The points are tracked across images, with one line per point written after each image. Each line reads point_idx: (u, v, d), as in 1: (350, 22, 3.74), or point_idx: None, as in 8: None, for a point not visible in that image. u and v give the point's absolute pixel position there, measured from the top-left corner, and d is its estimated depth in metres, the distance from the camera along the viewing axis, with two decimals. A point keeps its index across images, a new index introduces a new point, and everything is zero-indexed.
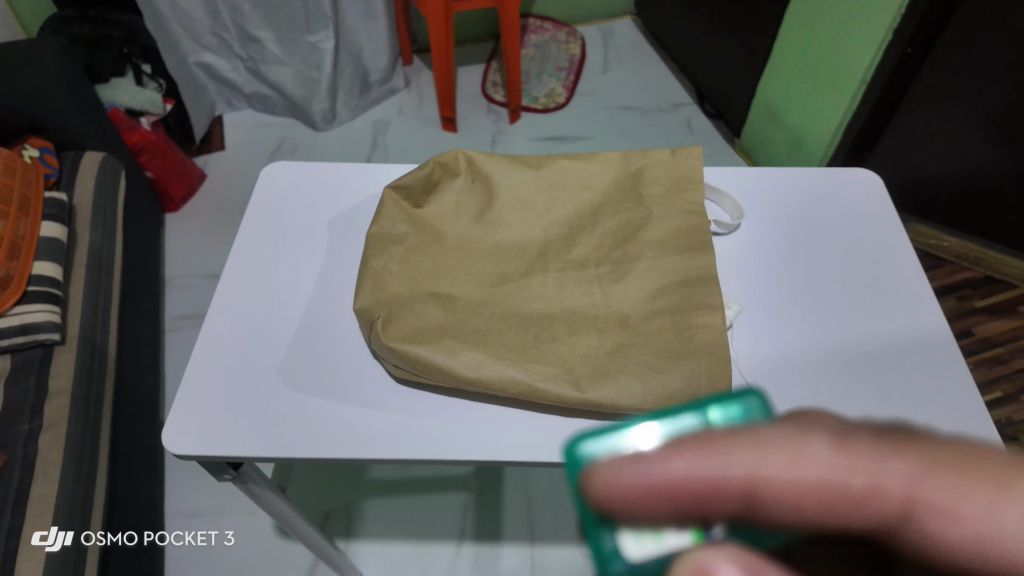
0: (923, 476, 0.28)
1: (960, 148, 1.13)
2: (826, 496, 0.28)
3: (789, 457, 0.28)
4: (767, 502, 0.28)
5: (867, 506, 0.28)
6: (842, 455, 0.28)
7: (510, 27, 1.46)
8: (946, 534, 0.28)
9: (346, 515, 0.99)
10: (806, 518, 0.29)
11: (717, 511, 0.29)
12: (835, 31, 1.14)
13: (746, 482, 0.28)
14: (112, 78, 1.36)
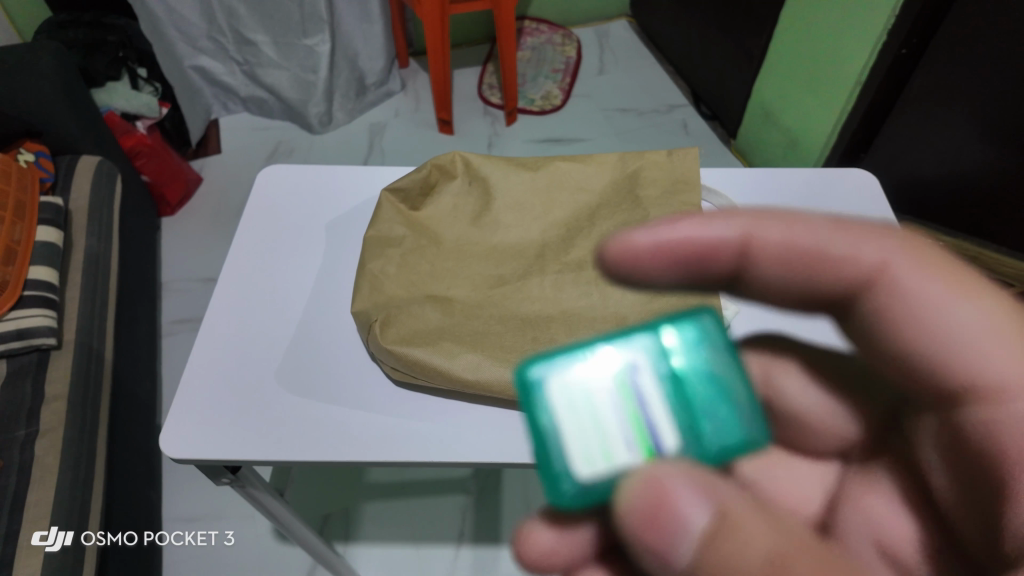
0: (894, 251, 0.35)
1: (954, 147, 1.12)
2: (808, 260, 0.37)
3: (785, 224, 0.37)
4: (759, 263, 0.38)
5: (838, 269, 0.36)
6: (832, 228, 0.37)
7: (506, 29, 1.46)
8: (894, 302, 0.35)
9: (345, 519, 0.98)
10: (787, 274, 0.38)
11: (718, 269, 0.39)
12: (830, 32, 1.14)
13: (745, 242, 0.37)
14: (108, 82, 1.36)
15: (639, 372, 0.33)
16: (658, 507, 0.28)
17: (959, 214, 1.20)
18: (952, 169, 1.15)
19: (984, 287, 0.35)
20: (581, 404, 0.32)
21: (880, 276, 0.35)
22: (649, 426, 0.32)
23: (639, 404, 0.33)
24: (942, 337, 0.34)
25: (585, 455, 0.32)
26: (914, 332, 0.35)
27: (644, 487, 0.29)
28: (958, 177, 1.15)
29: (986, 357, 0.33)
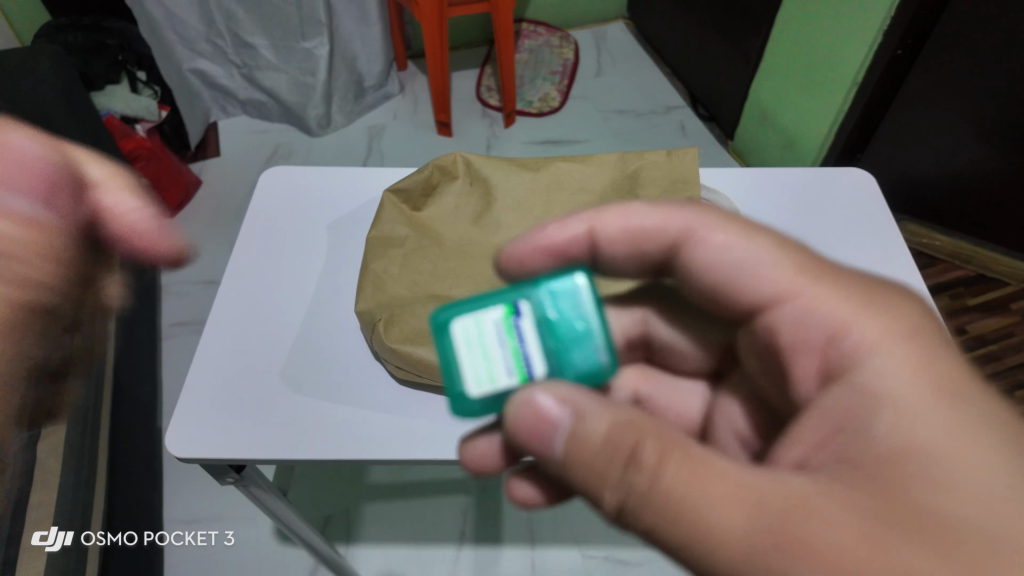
0: (696, 220, 0.44)
1: (951, 149, 1.15)
2: (635, 239, 0.47)
3: (616, 215, 0.47)
4: (605, 247, 0.48)
5: (652, 241, 0.46)
6: (652, 209, 0.46)
7: (504, 32, 1.47)
8: (699, 255, 0.44)
9: (346, 521, 0.99)
10: (630, 254, 0.48)
11: (579, 255, 0.49)
12: (826, 34, 1.15)
13: (591, 232, 0.48)
14: (107, 85, 1.39)
15: (523, 314, 0.36)
16: (537, 419, 0.34)
17: (953, 211, 1.25)
18: (948, 168, 1.18)
19: (762, 232, 0.43)
20: (471, 342, 0.36)
21: (687, 238, 0.45)
22: (529, 361, 0.36)
23: (520, 343, 0.36)
24: (730, 272, 0.43)
25: (471, 384, 0.36)
26: (710, 273, 0.44)
27: (523, 406, 0.34)
28: (955, 176, 1.18)
29: (762, 282, 0.42)
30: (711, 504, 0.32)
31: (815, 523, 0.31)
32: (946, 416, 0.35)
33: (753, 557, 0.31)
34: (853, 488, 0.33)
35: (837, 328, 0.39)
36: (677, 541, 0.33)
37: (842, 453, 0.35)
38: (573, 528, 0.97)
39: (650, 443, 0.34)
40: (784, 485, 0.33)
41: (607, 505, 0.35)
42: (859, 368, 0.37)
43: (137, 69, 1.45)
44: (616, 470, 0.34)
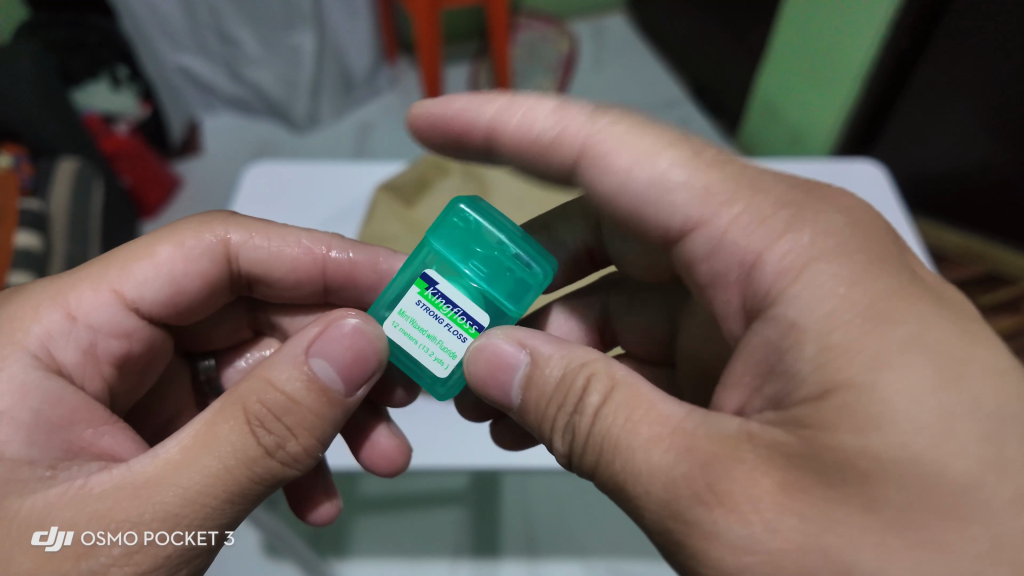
0: (597, 130, 0.45)
1: (960, 140, 1.08)
2: (537, 155, 0.48)
3: (526, 121, 0.48)
4: (504, 146, 0.49)
5: (553, 158, 0.47)
6: (559, 115, 0.47)
7: (499, 26, 1.43)
8: (598, 169, 0.45)
9: (335, 535, 0.84)
10: (526, 155, 0.49)
11: (476, 147, 0.51)
12: (825, 25, 1.10)
13: (494, 128, 0.49)
14: (88, 83, 1.33)
15: (436, 281, 0.45)
16: (490, 371, 0.44)
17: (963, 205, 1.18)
18: (959, 161, 1.11)
19: (672, 148, 0.43)
20: (411, 330, 0.46)
21: (586, 152, 0.46)
22: (463, 316, 0.46)
23: (445, 306, 0.45)
24: (638, 193, 0.44)
25: (434, 361, 0.46)
26: (616, 193, 0.45)
27: (479, 372, 0.44)
28: (966, 170, 1.11)
29: (675, 208, 0.43)
30: (642, 447, 0.38)
31: (729, 468, 0.36)
32: (876, 351, 0.35)
33: (671, 504, 0.36)
34: (776, 433, 0.36)
35: (758, 254, 0.40)
36: (616, 479, 0.39)
37: (774, 397, 0.38)
38: (584, 541, 0.84)
39: (595, 393, 0.41)
40: (717, 431, 0.37)
41: (561, 448, 0.43)
42: (780, 302, 0.38)
43: (119, 66, 1.36)
44: (565, 411, 0.42)
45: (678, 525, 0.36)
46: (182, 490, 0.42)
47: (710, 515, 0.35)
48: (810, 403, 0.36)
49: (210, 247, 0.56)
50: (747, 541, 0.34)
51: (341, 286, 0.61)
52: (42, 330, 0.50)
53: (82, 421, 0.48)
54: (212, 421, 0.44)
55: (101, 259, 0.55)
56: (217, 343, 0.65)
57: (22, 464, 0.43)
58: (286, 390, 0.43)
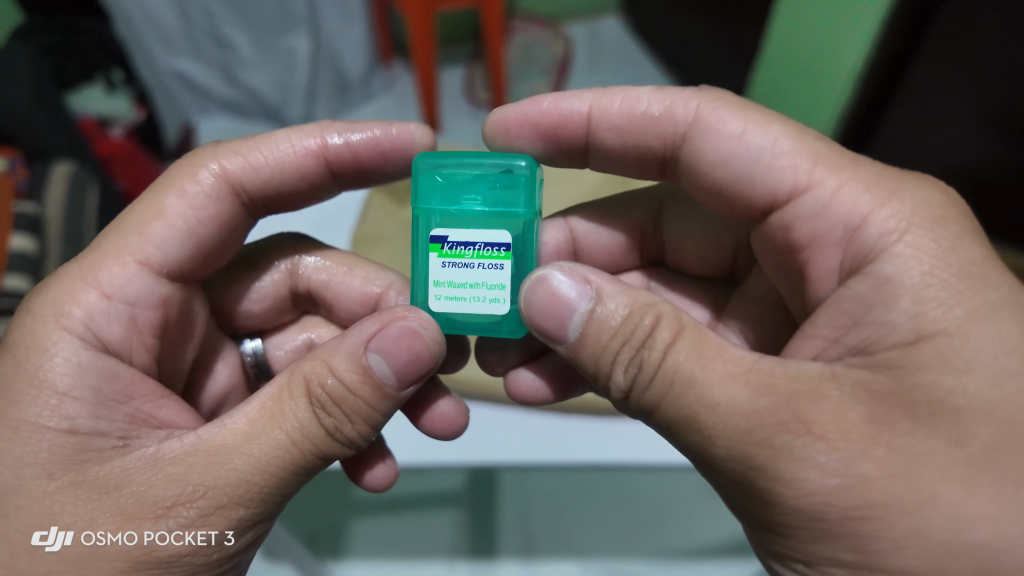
0: (703, 103, 0.53)
1: (951, 137, 1.08)
2: (641, 123, 0.56)
3: (623, 102, 0.56)
4: (598, 131, 0.57)
5: (659, 125, 0.55)
6: (662, 94, 0.55)
7: (492, 28, 1.44)
8: (708, 132, 0.52)
9: (334, 536, 0.84)
10: (627, 135, 0.57)
11: (573, 134, 0.58)
12: (820, 26, 1.11)
13: (591, 112, 0.56)
14: (82, 86, 1.35)
15: (445, 236, 0.49)
16: (551, 304, 0.45)
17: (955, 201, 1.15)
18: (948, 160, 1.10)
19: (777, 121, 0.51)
20: (449, 289, 0.49)
21: (698, 118, 0.53)
22: (487, 247, 0.48)
23: (465, 250, 0.49)
24: (745, 156, 0.51)
25: (491, 301, 0.49)
26: (722, 157, 0.52)
27: (537, 310, 0.45)
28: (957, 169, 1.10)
29: (781, 176, 0.50)
30: (718, 381, 0.41)
31: (815, 402, 0.40)
32: (966, 306, 0.42)
33: (753, 433, 0.40)
34: (862, 375, 0.41)
35: (863, 218, 0.47)
36: (688, 410, 0.42)
37: (857, 346, 0.44)
38: (584, 539, 0.83)
39: (664, 332, 0.43)
40: (801, 373, 0.41)
41: (620, 384, 0.45)
42: (881, 258, 0.45)
43: (114, 70, 1.39)
44: (630, 346, 0.44)
45: (762, 451, 0.40)
46: (250, 460, 0.44)
47: (803, 443, 0.39)
48: (900, 348, 0.42)
49: (210, 189, 0.55)
50: (838, 465, 0.39)
51: (351, 174, 0.60)
52: (82, 313, 0.50)
53: (141, 395, 0.50)
54: (278, 398, 0.46)
55: (119, 229, 0.54)
56: (259, 320, 0.65)
57: (95, 436, 0.46)
58: (344, 378, 0.45)
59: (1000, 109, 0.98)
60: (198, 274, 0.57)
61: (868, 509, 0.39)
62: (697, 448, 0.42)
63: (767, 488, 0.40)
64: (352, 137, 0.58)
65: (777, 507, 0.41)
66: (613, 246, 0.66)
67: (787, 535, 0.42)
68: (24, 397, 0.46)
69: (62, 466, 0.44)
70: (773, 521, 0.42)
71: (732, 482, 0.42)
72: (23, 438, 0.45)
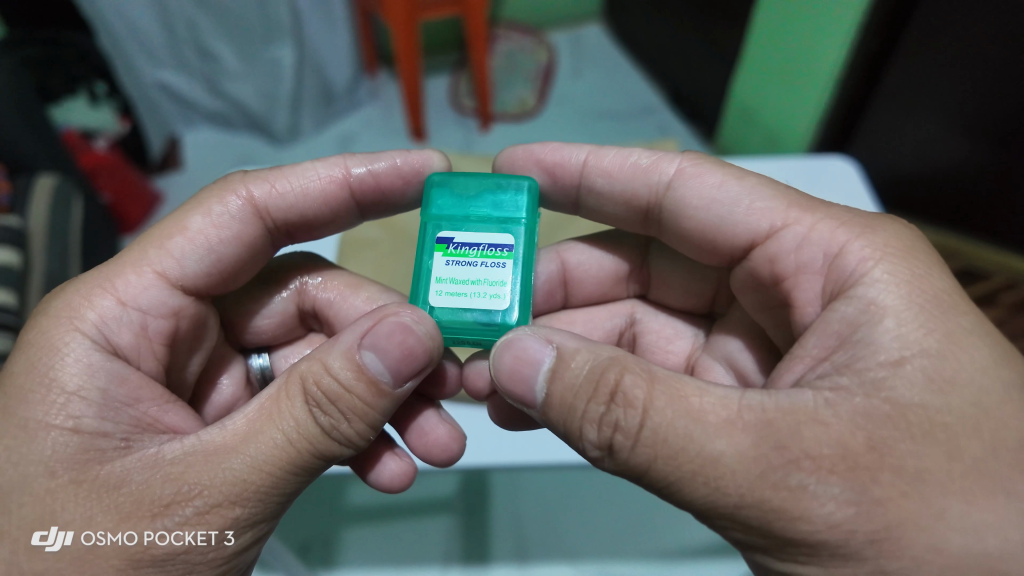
0: (689, 160, 0.57)
1: (932, 138, 1.09)
2: (630, 173, 0.58)
3: (616, 159, 0.59)
4: (591, 177, 0.59)
5: (645, 175, 0.58)
6: (654, 156, 0.58)
7: (477, 34, 1.45)
8: (687, 186, 0.56)
9: (327, 544, 0.84)
10: (618, 180, 0.58)
11: (568, 182, 0.60)
12: (799, 31, 1.13)
13: (587, 162, 0.59)
14: (65, 98, 1.34)
15: (451, 238, 0.52)
16: (516, 364, 0.46)
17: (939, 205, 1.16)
18: (931, 162, 1.12)
19: (748, 174, 0.55)
20: (452, 284, 0.50)
21: (680, 174, 0.56)
22: (490, 248, 0.51)
23: (468, 250, 0.51)
24: (725, 203, 0.54)
25: (492, 297, 0.49)
26: (705, 202, 0.55)
27: (504, 372, 0.46)
28: (938, 170, 1.11)
29: (756, 221, 0.53)
30: (713, 433, 0.41)
31: (817, 431, 0.41)
32: (942, 330, 0.44)
33: (767, 476, 0.40)
34: (857, 405, 0.41)
35: (839, 249, 0.49)
36: (690, 469, 0.41)
37: (842, 363, 0.44)
38: (577, 543, 0.83)
39: (630, 386, 0.43)
40: (794, 404, 0.42)
41: (594, 441, 0.44)
42: (862, 284, 0.46)
43: (98, 83, 1.36)
44: (598, 402, 0.44)
45: (779, 494, 0.40)
46: (248, 459, 0.45)
47: (805, 477, 0.40)
48: (888, 367, 0.43)
49: (239, 213, 0.56)
50: (852, 494, 0.39)
51: (374, 202, 0.60)
52: (97, 315, 0.51)
53: (148, 398, 0.50)
54: (275, 398, 0.47)
55: (143, 242, 0.55)
56: (268, 337, 0.66)
57: (98, 436, 0.46)
58: (339, 377, 0.45)
59: (984, 112, 0.99)
60: (212, 293, 0.58)
61: (890, 530, 0.39)
62: (695, 501, 0.42)
63: (784, 527, 0.40)
64: (374, 166, 0.58)
65: (800, 543, 0.40)
66: (599, 279, 0.67)
67: (803, 566, 0.41)
68: (33, 396, 0.47)
69: (66, 465, 0.44)
70: (780, 555, 0.42)
71: (741, 524, 0.42)
72: (29, 437, 0.45)
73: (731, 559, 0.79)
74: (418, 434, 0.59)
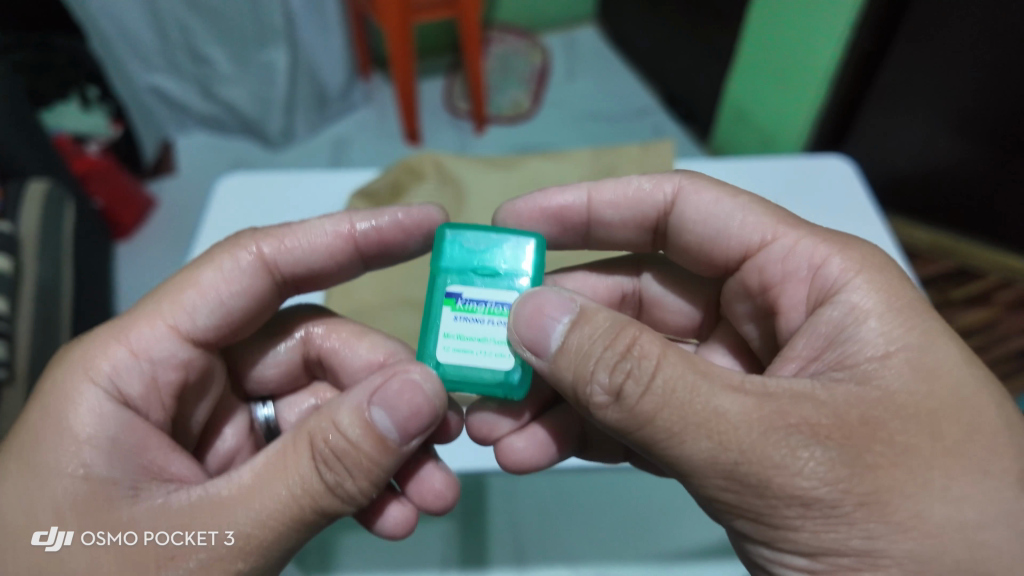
0: (686, 179, 0.56)
1: (926, 140, 1.12)
2: (634, 200, 0.57)
3: (616, 186, 0.58)
4: (598, 213, 0.58)
5: (650, 199, 0.57)
6: (650, 180, 0.57)
7: (470, 33, 1.44)
8: (688, 206, 0.55)
9: (323, 551, 0.83)
10: (624, 210, 0.58)
11: (578, 221, 0.59)
12: (788, 33, 1.13)
13: (589, 199, 0.58)
14: (55, 103, 1.32)
15: (459, 292, 0.50)
16: (536, 314, 0.44)
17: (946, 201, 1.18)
18: (928, 160, 1.14)
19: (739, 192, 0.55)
20: (461, 343, 0.49)
21: (680, 195, 0.55)
22: (497, 304, 0.50)
23: (476, 305, 0.50)
24: (719, 218, 0.54)
25: (497, 355, 0.49)
26: (705, 217, 0.54)
27: (531, 307, 0.45)
28: (939, 170, 1.14)
29: (751, 231, 0.53)
30: (717, 392, 0.40)
31: (813, 407, 0.40)
32: (922, 329, 0.44)
33: (768, 434, 0.39)
34: (850, 391, 0.41)
35: (820, 262, 0.49)
36: (694, 419, 0.40)
37: (835, 361, 0.44)
38: (573, 545, 0.83)
39: (647, 341, 0.42)
40: (793, 386, 0.41)
41: (604, 386, 0.41)
42: (844, 291, 0.47)
43: (89, 87, 1.33)
44: (614, 350, 0.42)
45: (780, 446, 0.39)
46: (253, 513, 0.44)
47: (803, 439, 0.39)
48: (877, 360, 0.43)
49: (248, 267, 0.55)
50: (845, 457, 0.39)
51: (376, 254, 0.61)
52: (111, 368, 0.50)
53: (155, 446, 0.49)
54: (283, 452, 0.46)
55: (156, 294, 0.54)
56: (271, 386, 0.65)
57: (107, 483, 0.45)
58: (347, 434, 0.44)
59: (988, 108, 1.01)
60: (222, 344, 0.57)
61: (880, 494, 0.38)
62: (695, 460, 0.40)
63: (783, 483, 0.38)
64: (378, 222, 0.59)
65: (793, 501, 0.39)
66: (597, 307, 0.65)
67: (797, 532, 0.39)
68: (46, 443, 0.46)
69: (73, 508, 0.44)
70: (775, 520, 0.40)
71: (737, 484, 0.39)
72: (41, 481, 0.45)
73: (727, 559, 0.79)
74: (414, 483, 0.57)
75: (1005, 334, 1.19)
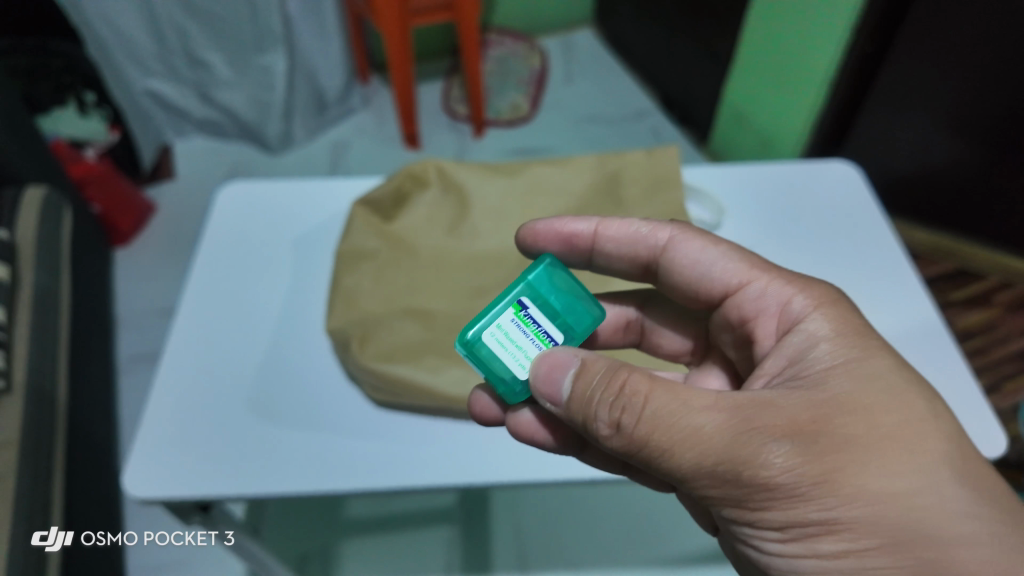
0: (686, 231, 0.51)
1: (926, 140, 1.11)
2: (631, 242, 0.53)
3: (618, 226, 0.54)
4: (596, 249, 0.55)
5: (643, 243, 0.53)
6: (649, 225, 0.53)
7: (469, 36, 1.44)
8: (677, 258, 0.51)
9: (324, 561, 0.85)
10: (622, 251, 0.54)
11: (579, 254, 0.56)
12: (788, 36, 1.12)
13: (591, 235, 0.54)
14: (54, 108, 1.33)
15: (528, 305, 0.45)
16: (553, 366, 0.43)
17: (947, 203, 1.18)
18: (929, 162, 1.14)
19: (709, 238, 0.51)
20: (499, 344, 0.45)
21: (670, 249, 0.51)
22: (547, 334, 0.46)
23: (533, 324, 0.46)
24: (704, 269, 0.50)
25: (518, 367, 0.46)
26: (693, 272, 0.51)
27: (546, 362, 0.43)
28: (940, 171, 1.14)
29: (721, 280, 0.50)
30: (697, 410, 0.38)
31: (774, 414, 0.38)
32: (861, 345, 0.43)
33: (738, 440, 0.37)
34: (798, 397, 0.40)
35: (783, 301, 0.47)
36: (676, 442, 0.38)
37: (792, 372, 0.43)
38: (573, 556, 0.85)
39: (636, 379, 0.40)
40: (753, 395, 0.39)
41: (606, 422, 0.40)
42: (792, 331, 0.45)
43: (86, 91, 1.33)
44: (608, 393, 0.40)
45: (744, 445, 0.37)
46: None
47: (767, 437, 0.37)
48: (822, 372, 0.42)
49: None
50: (798, 448, 0.37)
51: None
52: None
53: None
54: None
55: None
56: None
57: None
58: None
59: (993, 107, 1.00)
60: None
61: (830, 475, 0.37)
62: (685, 468, 0.38)
63: (751, 475, 0.37)
64: None
65: (763, 489, 0.37)
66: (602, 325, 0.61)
67: (765, 513, 0.38)
68: None
69: None
70: (752, 504, 0.38)
71: (721, 481, 0.38)
72: None
73: None
74: None
75: (1006, 335, 1.19)
